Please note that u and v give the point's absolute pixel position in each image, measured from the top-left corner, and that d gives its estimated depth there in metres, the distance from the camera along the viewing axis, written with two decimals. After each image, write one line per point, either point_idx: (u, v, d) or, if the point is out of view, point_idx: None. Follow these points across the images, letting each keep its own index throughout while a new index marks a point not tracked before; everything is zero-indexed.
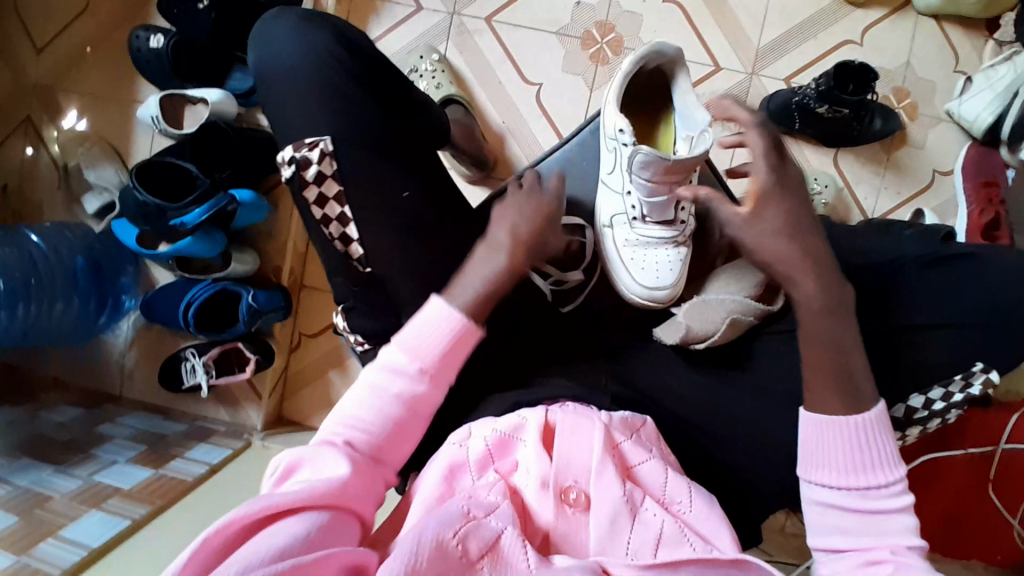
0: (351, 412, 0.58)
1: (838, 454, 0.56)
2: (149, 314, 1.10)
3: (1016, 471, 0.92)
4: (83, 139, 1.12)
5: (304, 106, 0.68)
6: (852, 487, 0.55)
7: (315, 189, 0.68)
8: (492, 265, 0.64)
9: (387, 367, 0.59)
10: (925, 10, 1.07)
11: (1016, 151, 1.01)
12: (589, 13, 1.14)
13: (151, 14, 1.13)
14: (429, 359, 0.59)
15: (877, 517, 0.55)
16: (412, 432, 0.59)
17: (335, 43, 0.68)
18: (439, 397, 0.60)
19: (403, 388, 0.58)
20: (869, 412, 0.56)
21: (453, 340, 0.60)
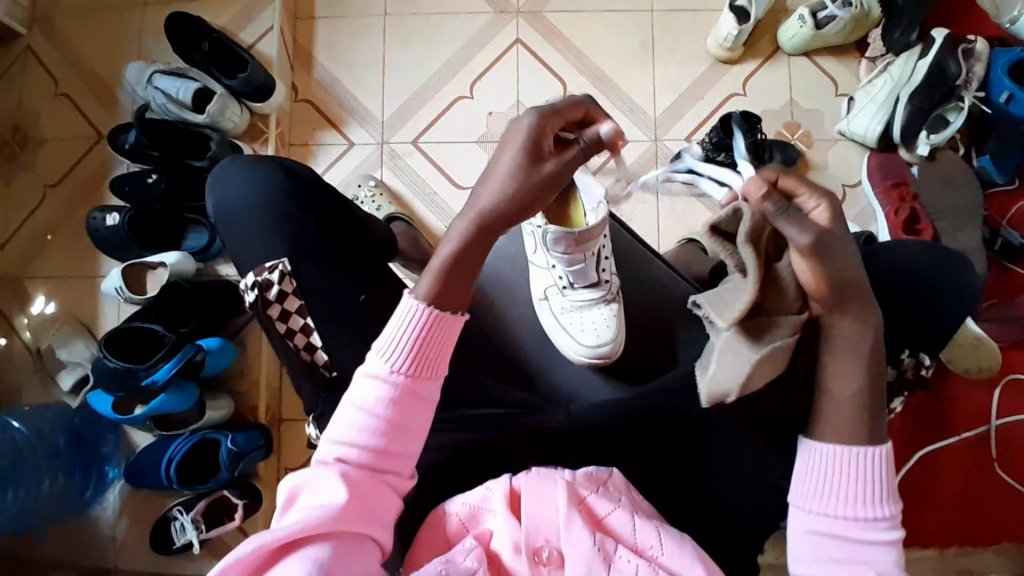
0: (338, 429, 0.58)
1: (838, 484, 0.60)
2: (134, 480, 1.10)
3: (1011, 444, 1.09)
4: (52, 322, 1.18)
5: (258, 237, 0.75)
6: (843, 517, 0.59)
7: (278, 306, 0.72)
8: (463, 226, 0.61)
9: (365, 374, 0.59)
10: (793, 50, 1.21)
11: (914, 149, 1.14)
12: (502, 118, 1.25)
13: (104, 194, 1.24)
14: (403, 358, 0.59)
15: (864, 545, 0.59)
16: (407, 428, 0.59)
17: (282, 177, 0.77)
18: (426, 390, 0.60)
19: (382, 393, 0.58)
20: (874, 448, 0.60)
21: (429, 328, 0.59)
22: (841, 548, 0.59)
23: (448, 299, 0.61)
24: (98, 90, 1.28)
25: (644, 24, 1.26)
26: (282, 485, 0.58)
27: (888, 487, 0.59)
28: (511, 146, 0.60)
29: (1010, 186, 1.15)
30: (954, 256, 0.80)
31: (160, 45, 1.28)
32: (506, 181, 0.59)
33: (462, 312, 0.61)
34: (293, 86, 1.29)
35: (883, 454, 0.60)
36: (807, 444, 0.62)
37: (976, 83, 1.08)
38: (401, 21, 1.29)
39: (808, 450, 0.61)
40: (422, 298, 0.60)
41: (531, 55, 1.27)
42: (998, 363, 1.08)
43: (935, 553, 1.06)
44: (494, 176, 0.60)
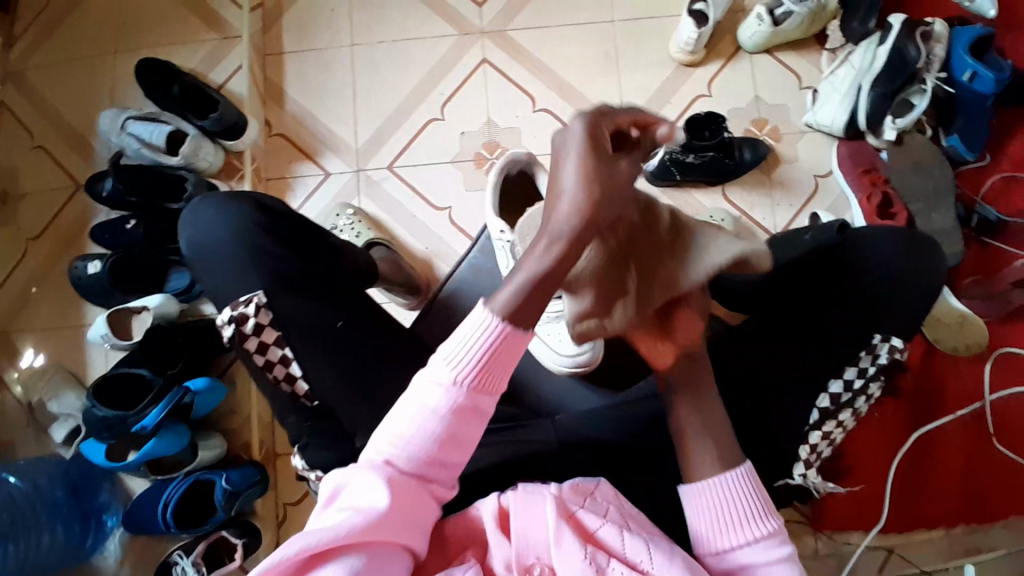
0: (395, 430, 0.58)
1: (716, 517, 0.62)
2: (132, 526, 1.09)
3: (1004, 420, 1.09)
4: (42, 373, 1.18)
5: (232, 273, 0.75)
6: (732, 546, 0.61)
7: (254, 339, 0.72)
8: (542, 250, 0.55)
9: (431, 380, 0.58)
10: (754, 48, 1.23)
11: (881, 135, 1.15)
12: (474, 138, 1.27)
13: (86, 242, 1.25)
14: (469, 369, 0.58)
15: (759, 569, 0.60)
16: (464, 436, 0.58)
17: (254, 211, 0.78)
18: (486, 402, 0.59)
19: (443, 403, 0.57)
20: (738, 471, 0.63)
21: (497, 344, 0.57)
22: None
23: (522, 316, 0.57)
24: (74, 141, 1.29)
25: (606, 35, 1.28)
26: (330, 474, 0.58)
27: (763, 504, 0.62)
28: (577, 150, 0.54)
29: (981, 163, 1.17)
30: (919, 239, 0.82)
31: (132, 92, 1.29)
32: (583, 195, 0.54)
33: (528, 330, 0.58)
34: (266, 122, 1.30)
35: (748, 480, 0.62)
36: (687, 488, 0.63)
37: (938, 64, 1.12)
38: (368, 50, 1.31)
39: (688, 495, 0.63)
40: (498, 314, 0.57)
41: (498, 72, 1.29)
42: (986, 341, 1.09)
43: (942, 535, 1.06)
44: (563, 190, 0.55)
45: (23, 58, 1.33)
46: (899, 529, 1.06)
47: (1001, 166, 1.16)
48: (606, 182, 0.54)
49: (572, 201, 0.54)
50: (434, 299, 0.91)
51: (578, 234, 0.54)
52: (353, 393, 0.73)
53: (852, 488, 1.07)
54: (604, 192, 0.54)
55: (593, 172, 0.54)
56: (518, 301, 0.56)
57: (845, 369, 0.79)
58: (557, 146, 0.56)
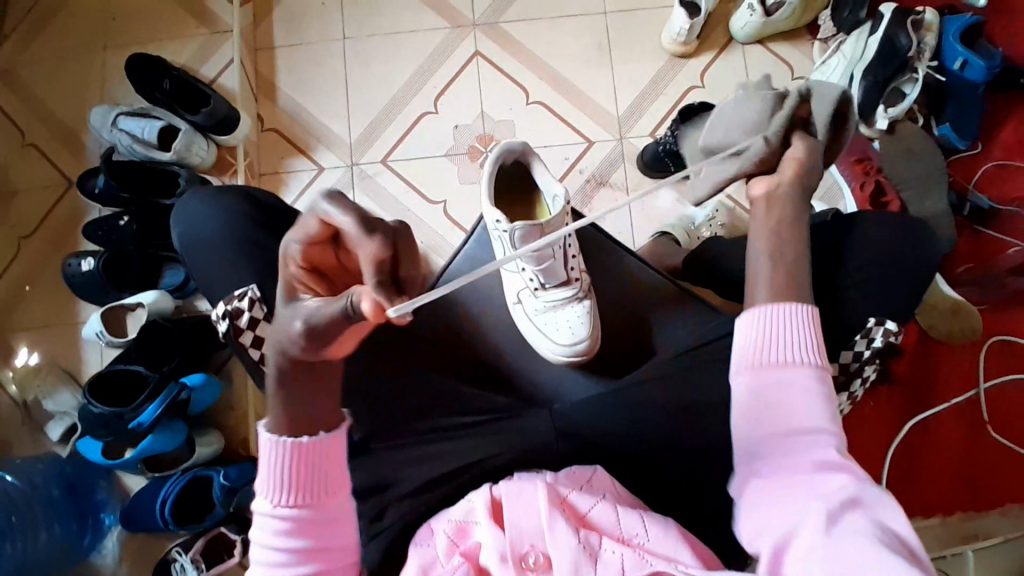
0: (266, 547, 0.59)
1: (777, 344, 0.63)
2: (128, 524, 1.09)
3: (997, 407, 1.10)
4: (37, 371, 1.17)
5: (226, 268, 0.75)
6: (782, 374, 0.62)
7: (249, 333, 0.72)
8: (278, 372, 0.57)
9: (257, 511, 0.60)
10: (746, 38, 1.23)
11: (872, 124, 1.15)
12: (468, 131, 1.26)
13: (79, 240, 1.24)
14: (284, 488, 0.58)
15: (808, 402, 0.61)
16: (331, 531, 0.60)
17: (246, 206, 0.78)
18: (326, 503, 0.59)
19: (282, 524, 0.59)
20: (798, 307, 0.64)
21: (297, 465, 0.58)
22: (775, 416, 0.61)
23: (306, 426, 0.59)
24: (66, 138, 1.28)
25: (599, 26, 1.28)
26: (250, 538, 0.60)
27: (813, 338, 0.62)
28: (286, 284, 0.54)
29: (973, 151, 1.18)
30: (912, 226, 0.83)
31: (123, 89, 1.29)
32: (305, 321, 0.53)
33: (335, 429, 0.60)
34: (258, 117, 1.30)
35: (806, 313, 0.63)
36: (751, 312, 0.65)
37: (929, 53, 1.13)
38: (360, 43, 1.31)
39: (749, 322, 0.64)
40: (275, 429, 0.59)
41: (492, 65, 1.28)
42: (979, 325, 1.09)
43: (938, 522, 1.07)
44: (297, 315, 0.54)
45: (12, 56, 1.32)
46: None
47: (992, 153, 1.17)
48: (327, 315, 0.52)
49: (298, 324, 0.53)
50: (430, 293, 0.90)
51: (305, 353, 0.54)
52: None
53: None
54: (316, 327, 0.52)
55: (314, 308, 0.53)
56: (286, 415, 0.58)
57: (841, 354, 0.80)
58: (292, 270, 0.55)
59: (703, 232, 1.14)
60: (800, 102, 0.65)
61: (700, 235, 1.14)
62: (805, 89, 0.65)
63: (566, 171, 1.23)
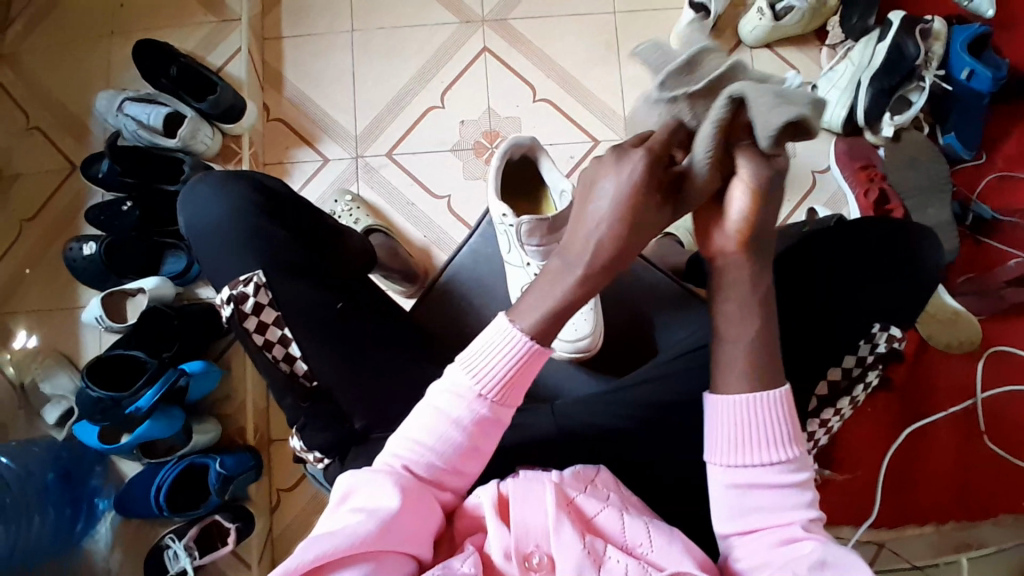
0: (415, 436, 0.59)
1: (748, 431, 0.58)
2: (125, 510, 1.08)
3: (996, 418, 1.10)
4: (35, 355, 1.17)
5: (231, 256, 0.75)
6: (751, 464, 0.58)
7: (254, 319, 0.72)
8: (570, 274, 0.59)
9: (452, 390, 0.59)
10: (755, 42, 1.23)
11: (878, 132, 1.16)
12: (474, 126, 1.26)
13: (81, 224, 1.24)
14: (493, 384, 0.59)
15: (780, 492, 0.57)
16: (484, 442, 0.60)
17: (253, 193, 0.77)
18: (508, 413, 0.61)
19: (465, 415, 0.59)
20: (771, 391, 0.58)
21: (523, 365, 0.59)
22: (747, 505, 0.58)
23: (547, 335, 0.59)
24: (71, 122, 1.28)
25: (608, 25, 1.28)
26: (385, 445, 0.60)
27: (790, 429, 0.58)
28: (619, 180, 0.58)
29: (978, 161, 1.18)
30: (917, 232, 0.83)
31: (128, 75, 1.28)
32: (616, 215, 0.58)
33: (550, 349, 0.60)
34: (264, 106, 1.29)
35: (780, 397, 0.58)
36: (713, 399, 0.60)
37: (937, 61, 1.13)
38: (368, 35, 1.30)
39: (715, 405, 0.60)
40: (527, 330, 0.59)
41: (499, 62, 1.28)
42: (979, 336, 1.10)
43: (933, 530, 1.07)
44: (597, 214, 0.59)
45: (20, 39, 1.32)
46: (889, 523, 1.07)
47: (996, 164, 1.18)
48: (638, 213, 0.58)
49: (603, 225, 0.59)
50: (432, 287, 0.89)
51: (606, 257, 0.59)
52: (351, 375, 0.73)
53: (844, 481, 1.08)
54: (636, 225, 0.59)
55: (628, 210, 0.58)
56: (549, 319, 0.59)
57: (842, 359, 0.80)
58: (590, 174, 0.61)
59: None
60: (736, 108, 0.55)
61: None
62: (732, 95, 0.54)
63: (572, 169, 1.23)
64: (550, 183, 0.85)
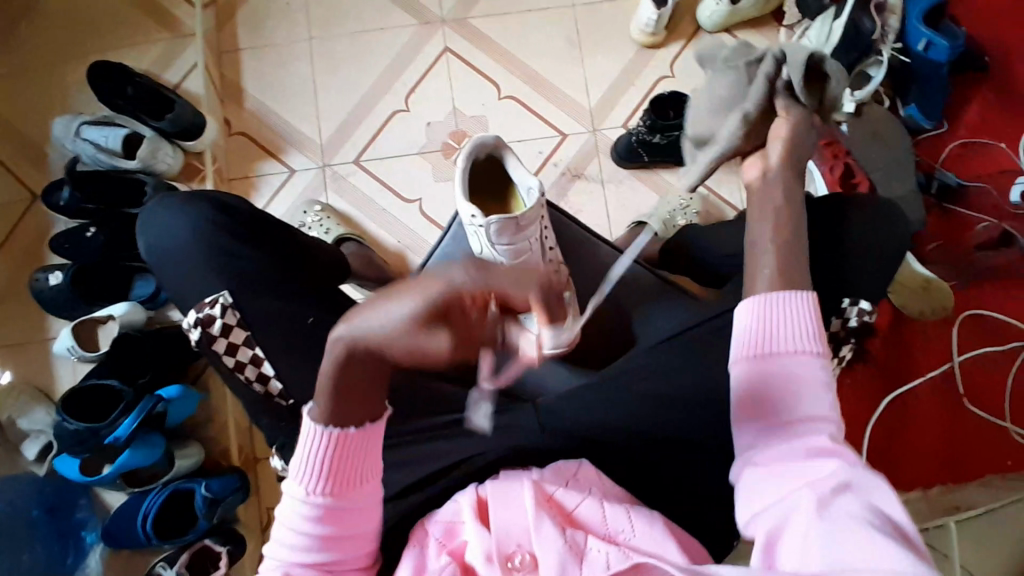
0: (285, 539, 0.61)
1: (778, 326, 0.63)
2: (112, 542, 1.06)
3: (973, 381, 1.12)
4: (5, 392, 1.13)
5: (196, 277, 0.74)
6: (776, 356, 0.62)
7: (224, 341, 0.72)
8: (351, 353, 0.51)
9: (290, 495, 0.61)
10: (714, 27, 1.23)
11: (840, 108, 1.17)
12: (441, 128, 1.26)
13: (46, 254, 1.21)
14: (318, 480, 0.60)
15: (804, 386, 0.61)
16: (356, 522, 0.62)
17: (214, 210, 0.76)
18: (360, 496, 0.61)
19: (308, 512, 0.61)
20: (800, 291, 0.64)
21: (336, 453, 0.60)
22: (774, 394, 0.61)
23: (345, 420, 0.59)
24: (27, 150, 1.25)
25: (567, 19, 1.28)
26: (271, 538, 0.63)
27: (817, 328, 0.62)
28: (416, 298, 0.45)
29: (940, 130, 1.20)
30: (881, 202, 0.83)
31: (84, 99, 1.26)
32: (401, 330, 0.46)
33: (366, 426, 0.60)
34: (225, 121, 1.27)
35: (808, 298, 0.64)
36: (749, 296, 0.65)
37: (892, 36, 1.14)
38: (327, 43, 1.29)
39: (748, 302, 0.65)
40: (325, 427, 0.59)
41: (462, 62, 1.27)
42: (950, 301, 1.11)
43: (920, 497, 1.09)
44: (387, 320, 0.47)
45: None
46: None
47: (958, 132, 1.19)
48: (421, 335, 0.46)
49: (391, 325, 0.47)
50: None
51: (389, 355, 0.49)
52: None
53: None
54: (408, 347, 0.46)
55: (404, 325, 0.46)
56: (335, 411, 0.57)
57: None
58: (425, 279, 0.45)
59: (678, 221, 1.16)
60: None
61: (676, 224, 1.16)
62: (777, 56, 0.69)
63: (541, 165, 1.23)
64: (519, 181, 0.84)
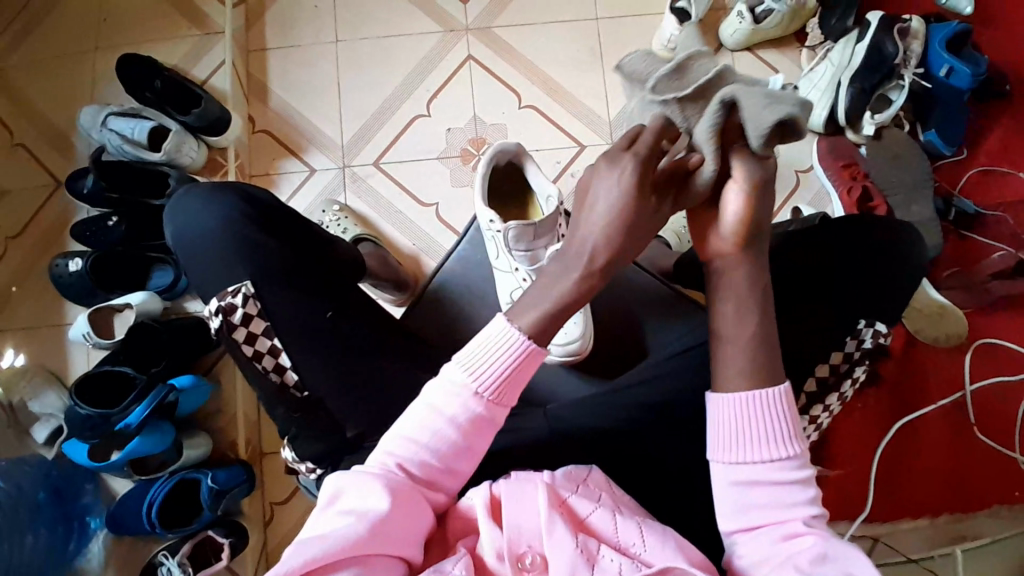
0: (408, 436, 0.59)
1: (749, 431, 0.58)
2: (117, 529, 1.07)
3: (986, 410, 1.11)
4: (21, 373, 1.14)
5: (218, 267, 0.75)
6: (752, 463, 0.58)
7: (243, 329, 0.72)
8: (572, 275, 0.63)
9: (446, 385, 0.60)
10: (736, 45, 1.24)
11: (860, 131, 1.18)
12: (460, 134, 1.27)
13: (67, 241, 1.23)
14: (489, 382, 0.59)
15: (783, 488, 0.57)
16: (476, 444, 0.60)
17: (240, 203, 0.77)
18: (500, 415, 0.61)
19: (458, 414, 0.59)
20: (772, 388, 0.59)
21: (518, 365, 0.60)
22: (752, 501, 0.58)
23: (544, 335, 0.61)
24: (54, 138, 1.27)
25: (590, 32, 1.29)
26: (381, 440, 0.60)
27: (792, 427, 0.58)
28: (617, 188, 0.63)
29: (959, 157, 1.20)
30: (896, 225, 0.84)
31: (113, 91, 1.28)
32: (617, 221, 0.63)
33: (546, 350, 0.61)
34: (249, 118, 1.29)
35: (783, 391, 0.59)
36: (715, 398, 0.61)
37: (915, 60, 1.15)
38: (352, 46, 1.31)
39: (716, 403, 0.60)
40: (524, 332, 0.60)
41: (484, 70, 1.29)
42: (965, 330, 1.11)
43: (927, 524, 1.08)
44: (598, 215, 0.64)
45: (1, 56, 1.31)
46: (883, 518, 1.08)
47: (977, 160, 1.19)
48: (635, 214, 0.63)
49: (600, 227, 0.63)
50: (422, 295, 0.89)
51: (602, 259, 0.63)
52: (341, 384, 0.73)
53: (836, 477, 1.09)
54: (632, 229, 0.63)
55: (625, 210, 0.63)
56: (546, 320, 0.61)
57: (831, 355, 0.80)
58: (597, 178, 0.65)
59: (692, 235, 1.16)
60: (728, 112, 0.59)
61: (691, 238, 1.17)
62: (726, 98, 0.57)
63: (558, 174, 1.24)
64: (538, 188, 0.85)
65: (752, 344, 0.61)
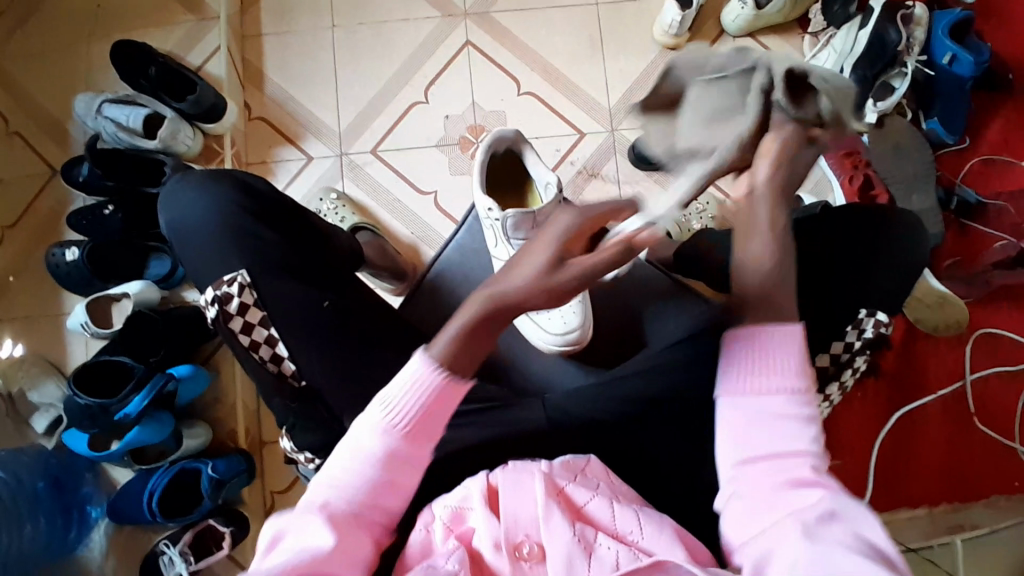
0: (337, 473, 0.58)
1: (765, 364, 0.60)
2: (117, 517, 1.08)
3: (985, 399, 1.11)
4: (20, 363, 1.15)
5: (215, 257, 0.74)
6: (764, 397, 0.59)
7: (239, 319, 0.72)
8: (480, 300, 0.59)
9: (368, 425, 0.59)
10: (738, 31, 1.23)
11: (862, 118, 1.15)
12: (459, 121, 1.26)
13: (64, 230, 1.22)
14: (404, 419, 0.58)
15: (793, 430, 0.58)
16: (404, 477, 0.59)
17: (237, 193, 0.76)
18: (421, 452, 0.59)
19: (376, 450, 0.58)
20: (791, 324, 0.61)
21: (433, 400, 0.58)
22: (761, 435, 0.58)
23: (459, 365, 0.59)
24: (50, 126, 1.26)
25: (590, 17, 1.27)
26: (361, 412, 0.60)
27: (805, 366, 0.59)
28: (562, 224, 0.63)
29: (962, 145, 1.19)
30: (899, 213, 0.83)
31: (107, 78, 1.27)
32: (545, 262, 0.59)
33: (467, 379, 0.60)
34: (246, 105, 1.28)
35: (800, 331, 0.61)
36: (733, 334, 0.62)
37: (918, 47, 1.13)
38: (349, 32, 1.29)
39: (733, 339, 0.61)
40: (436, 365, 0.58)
41: (482, 56, 1.27)
42: (965, 317, 1.10)
43: (925, 513, 1.08)
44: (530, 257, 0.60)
45: None
46: (881, 507, 1.09)
47: (980, 148, 1.18)
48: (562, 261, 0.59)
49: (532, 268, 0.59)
50: (420, 284, 0.88)
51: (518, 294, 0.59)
52: (339, 375, 0.72)
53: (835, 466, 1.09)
54: (558, 270, 0.59)
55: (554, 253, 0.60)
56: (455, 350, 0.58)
57: (832, 345, 0.80)
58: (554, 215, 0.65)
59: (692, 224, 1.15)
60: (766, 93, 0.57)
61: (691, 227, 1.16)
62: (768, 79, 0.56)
63: (557, 162, 1.23)
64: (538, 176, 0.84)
65: (750, 336, 0.61)
